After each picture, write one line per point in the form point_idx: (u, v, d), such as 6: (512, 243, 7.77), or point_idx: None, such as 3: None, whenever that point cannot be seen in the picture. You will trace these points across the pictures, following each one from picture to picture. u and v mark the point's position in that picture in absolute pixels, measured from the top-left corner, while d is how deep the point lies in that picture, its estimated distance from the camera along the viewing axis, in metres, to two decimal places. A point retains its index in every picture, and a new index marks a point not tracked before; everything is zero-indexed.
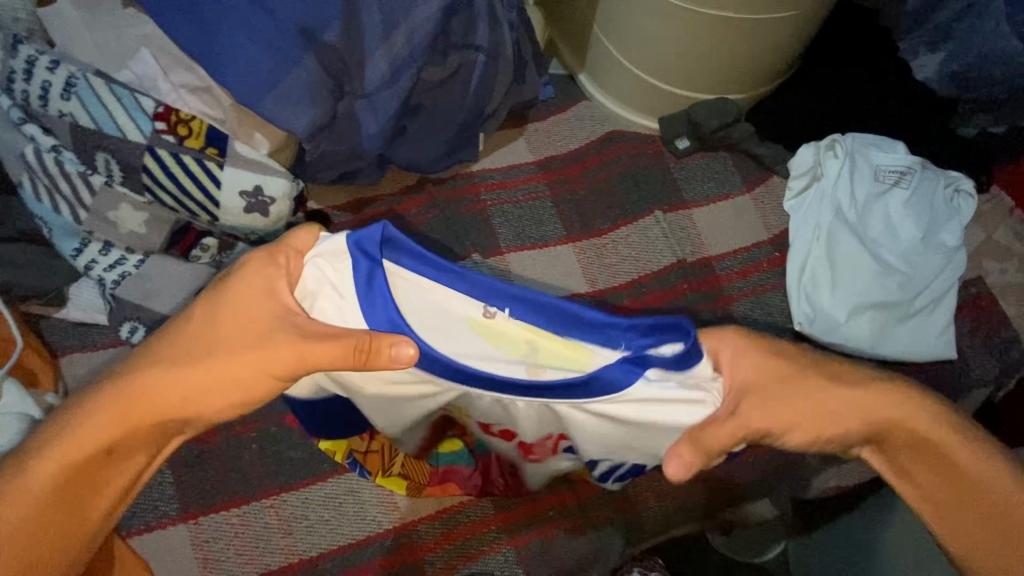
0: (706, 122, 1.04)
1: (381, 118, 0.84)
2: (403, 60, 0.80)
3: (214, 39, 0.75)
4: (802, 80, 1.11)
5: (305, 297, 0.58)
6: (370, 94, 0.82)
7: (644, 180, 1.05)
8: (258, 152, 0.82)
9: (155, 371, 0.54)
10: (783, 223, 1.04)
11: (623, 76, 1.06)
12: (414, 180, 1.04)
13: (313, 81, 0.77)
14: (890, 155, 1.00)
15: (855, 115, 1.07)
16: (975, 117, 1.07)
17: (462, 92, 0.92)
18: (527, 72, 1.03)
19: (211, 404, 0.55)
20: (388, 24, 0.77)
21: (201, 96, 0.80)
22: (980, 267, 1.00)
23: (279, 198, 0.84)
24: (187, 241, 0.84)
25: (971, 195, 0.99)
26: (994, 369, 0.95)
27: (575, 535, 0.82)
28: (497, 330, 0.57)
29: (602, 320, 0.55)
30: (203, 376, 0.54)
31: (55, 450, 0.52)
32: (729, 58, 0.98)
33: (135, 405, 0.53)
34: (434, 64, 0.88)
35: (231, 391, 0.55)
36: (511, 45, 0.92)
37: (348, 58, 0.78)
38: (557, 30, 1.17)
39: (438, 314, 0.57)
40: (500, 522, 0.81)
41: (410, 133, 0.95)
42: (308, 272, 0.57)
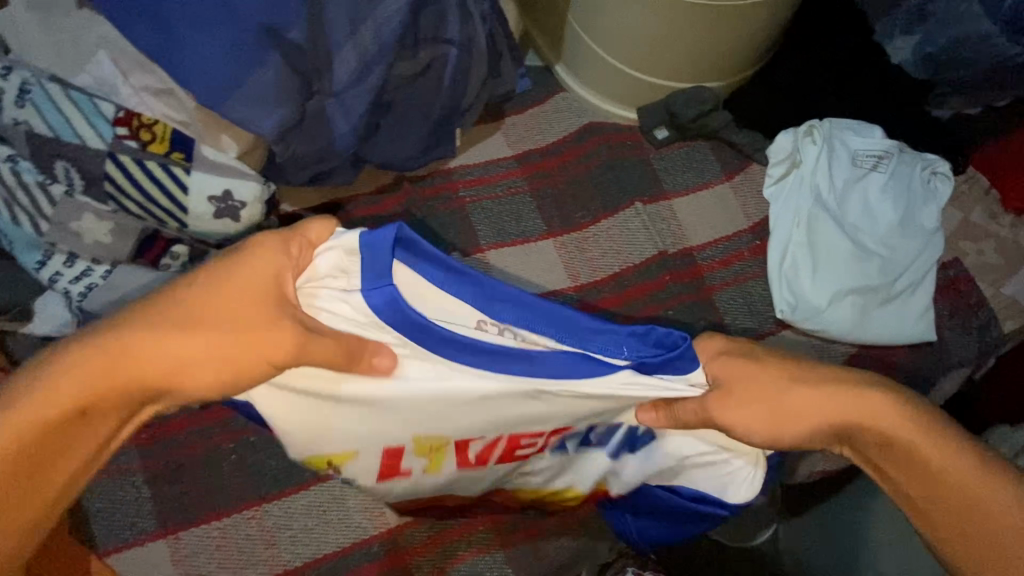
0: (684, 112, 1.03)
1: (352, 117, 0.82)
2: (372, 57, 0.78)
3: (173, 39, 0.72)
4: (779, 66, 1.10)
5: (307, 281, 0.56)
6: (339, 93, 0.80)
7: (624, 171, 1.04)
8: (227, 155, 0.80)
9: (149, 330, 0.47)
10: (763, 211, 1.04)
11: (599, 66, 1.05)
12: (391, 179, 1.02)
13: (279, 80, 0.75)
14: (867, 139, 1.00)
15: (832, 100, 1.07)
16: (950, 100, 1.09)
17: (436, 88, 0.90)
18: (503, 66, 1.01)
19: (197, 379, 0.49)
20: (354, 20, 0.75)
21: (164, 100, 0.77)
22: (958, 249, 1.00)
23: (250, 202, 0.82)
24: (155, 250, 0.80)
25: (948, 177, 1.00)
26: (972, 350, 0.96)
27: (564, 531, 0.82)
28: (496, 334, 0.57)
29: (606, 330, 0.57)
30: (201, 346, 0.48)
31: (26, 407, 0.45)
32: (706, 46, 0.97)
33: (123, 363, 0.47)
34: (405, 60, 0.86)
35: (223, 367, 0.49)
36: (484, 38, 0.90)
37: (314, 56, 0.76)
38: (532, 22, 1.15)
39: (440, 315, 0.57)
40: (487, 523, 0.81)
41: (383, 131, 0.93)
42: (319, 263, 0.55)
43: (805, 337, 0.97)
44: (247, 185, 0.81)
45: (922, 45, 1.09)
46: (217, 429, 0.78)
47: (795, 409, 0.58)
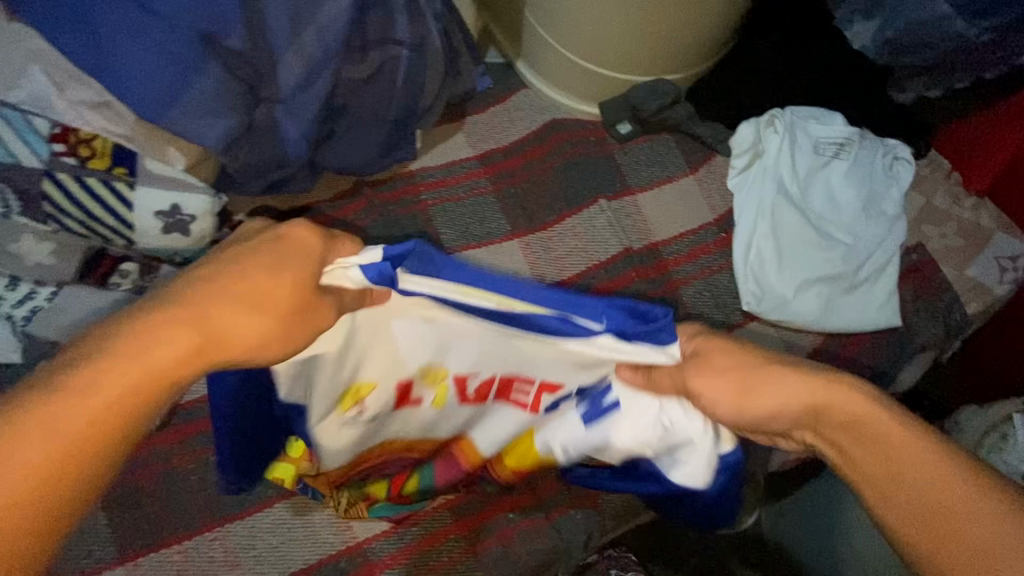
0: (644, 105, 1.03)
1: (302, 123, 0.80)
2: (318, 61, 0.76)
3: (106, 50, 0.69)
4: (742, 55, 1.09)
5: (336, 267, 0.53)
6: (287, 99, 0.78)
7: (588, 168, 1.03)
8: (173, 169, 0.77)
9: (231, 301, 0.46)
10: (728, 203, 1.03)
11: (559, 61, 1.03)
12: (351, 185, 1.00)
13: (220, 88, 0.73)
14: (829, 126, 1.00)
15: (794, 87, 1.07)
16: (912, 82, 1.06)
17: (390, 90, 0.88)
18: (461, 64, 0.99)
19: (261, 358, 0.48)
20: (296, 23, 0.73)
21: (102, 113, 0.73)
22: (921, 233, 1.01)
23: (199, 215, 0.80)
24: (103, 269, 0.79)
25: (909, 162, 1.00)
26: (938, 333, 0.97)
27: (535, 534, 0.81)
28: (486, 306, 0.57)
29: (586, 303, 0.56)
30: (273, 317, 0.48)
31: (87, 379, 0.40)
32: (663, 37, 0.96)
33: (203, 337, 0.44)
34: (355, 62, 0.83)
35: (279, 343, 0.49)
36: (437, 36, 0.88)
37: (257, 61, 0.74)
38: (492, 17, 1.13)
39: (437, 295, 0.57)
40: (458, 530, 0.81)
41: (339, 136, 0.90)
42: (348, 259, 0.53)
43: (773, 327, 0.97)
44: (197, 199, 0.79)
45: None
46: (176, 449, 0.77)
47: (763, 397, 0.57)
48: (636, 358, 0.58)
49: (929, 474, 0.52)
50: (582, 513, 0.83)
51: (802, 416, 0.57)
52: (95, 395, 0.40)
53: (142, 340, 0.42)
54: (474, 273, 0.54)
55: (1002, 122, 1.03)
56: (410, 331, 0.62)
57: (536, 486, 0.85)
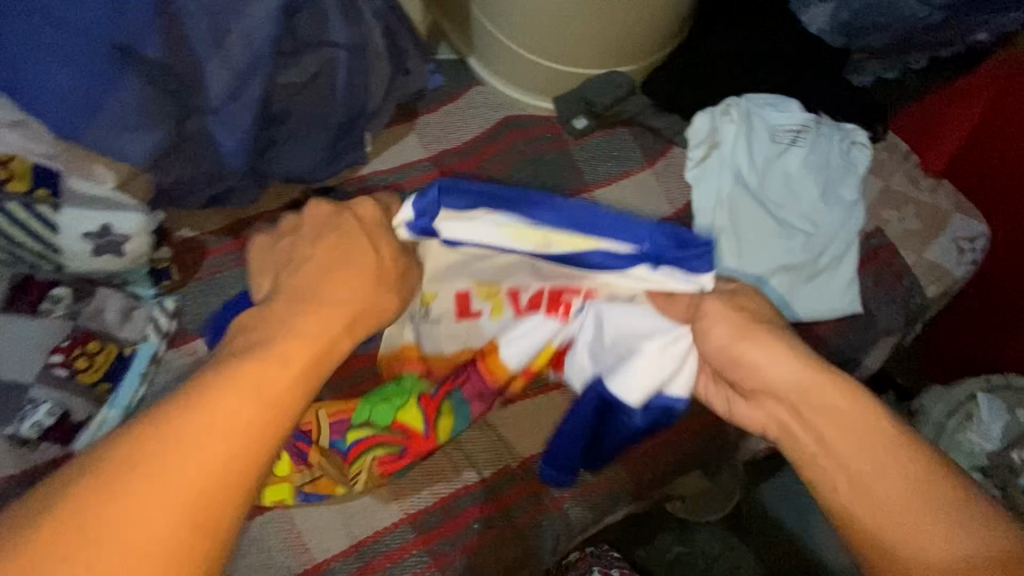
0: (599, 99, 1.00)
1: (234, 134, 0.76)
2: (246, 69, 0.72)
3: (14, 67, 0.66)
4: (697, 43, 1.07)
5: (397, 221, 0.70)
6: (217, 110, 0.74)
7: (545, 166, 1.01)
8: (103, 188, 0.75)
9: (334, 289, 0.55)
10: (687, 195, 1.00)
11: (510, 56, 1.01)
12: (298, 194, 0.95)
13: (141, 102, 0.69)
14: (785, 113, 0.99)
15: (751, 74, 1.05)
16: (868, 64, 1.09)
17: (330, 95, 0.84)
18: (409, 62, 0.96)
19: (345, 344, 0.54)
20: (217, 30, 0.70)
21: (18, 132, 0.71)
22: (879, 219, 1.00)
23: (134, 235, 0.77)
24: (32, 296, 0.75)
25: (866, 146, 1.00)
26: (898, 319, 0.96)
27: (503, 543, 0.82)
28: (525, 231, 0.73)
29: (621, 222, 0.72)
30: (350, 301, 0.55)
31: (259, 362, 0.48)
32: (613, 28, 0.94)
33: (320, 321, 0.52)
34: (289, 67, 0.80)
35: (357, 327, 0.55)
36: (377, 36, 0.84)
37: (180, 72, 0.71)
38: (442, 12, 1.10)
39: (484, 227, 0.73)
40: (420, 545, 0.80)
41: (280, 144, 0.87)
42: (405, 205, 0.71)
43: None
44: (129, 216, 0.76)
45: (838, 11, 1.07)
46: None
47: (764, 372, 0.58)
48: (666, 285, 0.72)
49: (906, 476, 0.50)
50: (548, 519, 0.84)
51: (785, 399, 0.57)
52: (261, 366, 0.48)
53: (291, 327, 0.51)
54: (504, 200, 0.73)
55: (969, 93, 1.03)
56: (480, 255, 0.79)
57: (500, 494, 0.84)
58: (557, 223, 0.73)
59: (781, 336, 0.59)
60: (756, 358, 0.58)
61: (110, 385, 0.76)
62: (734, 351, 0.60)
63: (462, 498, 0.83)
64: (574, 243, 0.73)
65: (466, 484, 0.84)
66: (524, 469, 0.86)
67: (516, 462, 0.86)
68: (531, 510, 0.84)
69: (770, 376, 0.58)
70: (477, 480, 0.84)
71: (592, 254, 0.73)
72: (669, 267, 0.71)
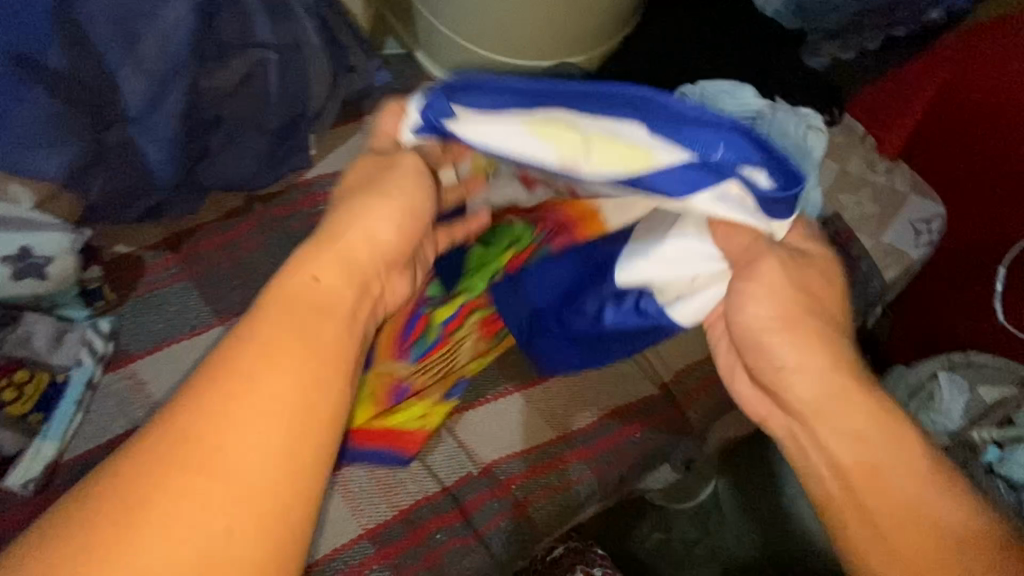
0: None
1: (160, 144, 0.73)
2: (164, 74, 0.69)
3: None
4: (648, 31, 1.05)
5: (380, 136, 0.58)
6: (139, 119, 0.71)
7: None
8: (18, 209, 0.70)
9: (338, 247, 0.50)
10: None
11: (458, 49, 0.98)
12: (240, 202, 0.90)
13: (47, 114, 0.65)
14: (739, 100, 0.97)
15: (707, 58, 1.03)
16: (824, 46, 1.08)
17: (263, 97, 0.81)
18: (352, 58, 0.92)
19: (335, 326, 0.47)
20: (128, 36, 0.66)
21: None
22: (837, 203, 0.99)
23: (58, 256, 0.73)
24: None
25: (822, 131, 0.98)
26: (859, 304, 0.95)
27: (466, 552, 0.80)
28: (559, 131, 0.50)
29: (709, 118, 0.46)
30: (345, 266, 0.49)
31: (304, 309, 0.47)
32: (559, 16, 0.91)
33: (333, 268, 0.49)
34: (215, 71, 0.76)
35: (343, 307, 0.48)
36: (311, 34, 0.81)
37: (91, 81, 0.67)
38: (387, 5, 1.06)
39: (500, 129, 0.50)
40: (382, 559, 0.78)
41: (214, 152, 0.83)
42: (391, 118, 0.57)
43: None
44: (51, 238, 0.72)
45: None
46: None
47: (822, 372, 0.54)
48: (733, 219, 0.51)
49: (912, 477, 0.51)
50: (512, 525, 0.83)
51: (798, 414, 0.54)
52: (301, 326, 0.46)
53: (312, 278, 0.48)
54: (520, 91, 0.49)
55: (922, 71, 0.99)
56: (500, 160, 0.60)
57: (464, 501, 0.83)
58: (606, 120, 0.49)
59: (812, 336, 0.53)
60: (785, 356, 0.54)
61: (43, 415, 0.72)
62: (759, 347, 0.55)
63: (422, 509, 0.82)
64: (620, 153, 0.49)
65: (426, 494, 0.82)
66: (486, 475, 0.84)
67: (477, 468, 0.85)
68: (496, 514, 0.83)
69: (820, 401, 0.53)
70: (438, 489, 0.83)
71: (647, 175, 0.49)
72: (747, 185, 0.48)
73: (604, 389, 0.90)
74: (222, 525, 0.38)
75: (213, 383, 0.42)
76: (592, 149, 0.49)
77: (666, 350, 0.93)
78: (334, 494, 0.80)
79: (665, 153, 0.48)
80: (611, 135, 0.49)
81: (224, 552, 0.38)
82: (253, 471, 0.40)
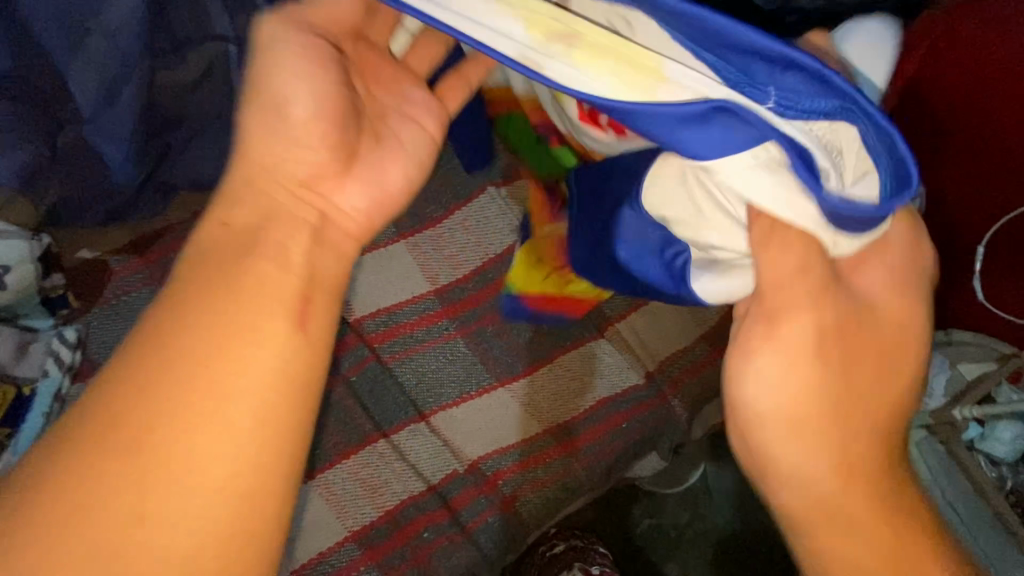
0: None
1: (120, 146, 0.69)
2: (117, 73, 0.65)
3: None
4: None
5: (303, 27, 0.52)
6: (94, 119, 0.68)
7: None
8: None
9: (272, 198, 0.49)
10: None
11: None
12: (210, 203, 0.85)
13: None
14: None
15: None
16: None
17: (225, 93, 0.77)
18: None
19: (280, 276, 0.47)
20: (72, 32, 0.63)
21: None
22: None
23: (18, 263, 0.72)
24: None
25: None
26: None
27: (454, 549, 0.80)
28: (576, 23, 0.39)
29: (780, 61, 0.39)
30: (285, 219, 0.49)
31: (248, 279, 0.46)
32: None
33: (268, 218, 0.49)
34: (171, 67, 0.73)
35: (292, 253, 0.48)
36: None
37: (41, 82, 0.65)
38: None
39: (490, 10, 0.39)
40: (368, 560, 0.78)
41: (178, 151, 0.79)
42: None
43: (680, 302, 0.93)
44: (9, 245, 0.71)
45: None
46: None
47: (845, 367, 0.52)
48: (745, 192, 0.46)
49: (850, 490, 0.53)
50: (499, 519, 0.83)
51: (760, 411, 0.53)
52: (247, 297, 0.46)
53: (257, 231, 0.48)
54: None
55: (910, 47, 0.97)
56: None
57: (451, 498, 0.82)
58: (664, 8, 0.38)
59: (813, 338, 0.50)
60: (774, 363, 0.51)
61: (10, 429, 0.71)
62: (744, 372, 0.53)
63: (407, 510, 0.80)
64: (640, 72, 0.39)
65: (412, 494, 0.81)
66: (473, 472, 0.83)
67: (463, 465, 0.84)
68: (483, 511, 0.82)
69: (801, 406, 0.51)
70: (424, 488, 0.82)
71: (669, 109, 0.40)
72: (783, 145, 0.41)
73: (589, 380, 0.89)
74: (225, 464, 0.41)
75: (158, 350, 0.43)
76: (604, 57, 0.39)
77: (649, 338, 0.92)
78: (317, 498, 0.78)
79: (713, 83, 0.40)
80: (635, 42, 0.39)
81: (225, 517, 0.41)
82: (224, 424, 0.42)
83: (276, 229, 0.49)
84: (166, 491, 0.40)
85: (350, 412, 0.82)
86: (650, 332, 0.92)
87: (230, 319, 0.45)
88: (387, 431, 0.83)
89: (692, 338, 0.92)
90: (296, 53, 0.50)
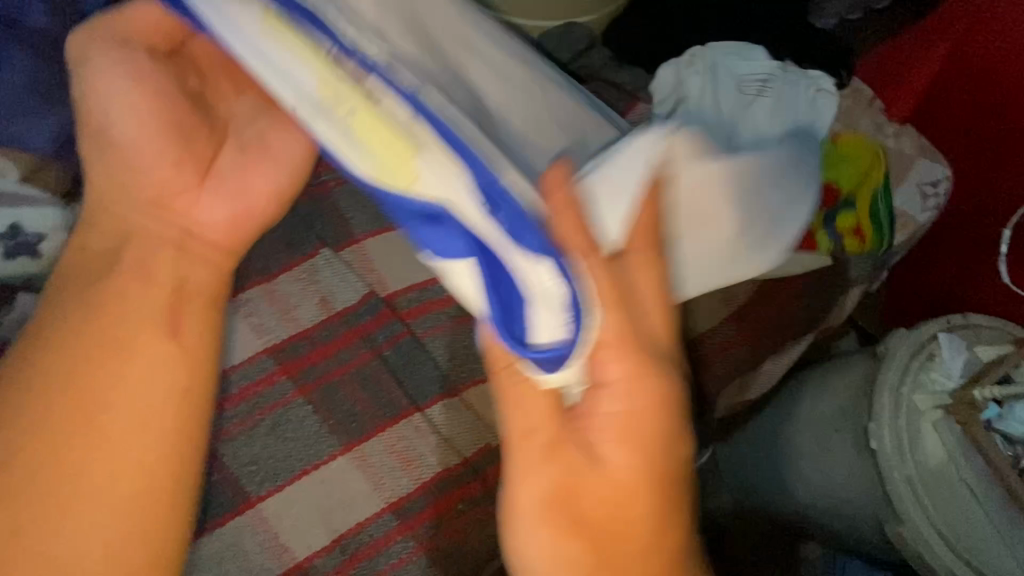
0: (558, 53, 0.97)
1: None
2: None
3: None
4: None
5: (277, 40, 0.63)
6: None
7: None
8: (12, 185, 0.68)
9: (129, 220, 0.60)
10: None
11: None
12: None
13: None
14: (749, 62, 0.96)
15: (715, 21, 1.01)
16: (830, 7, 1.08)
17: None
18: None
19: (145, 295, 0.58)
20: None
21: None
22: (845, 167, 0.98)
23: (50, 232, 0.69)
24: None
25: (832, 93, 0.97)
26: (866, 266, 0.97)
27: (488, 522, 0.78)
28: (346, 102, 0.47)
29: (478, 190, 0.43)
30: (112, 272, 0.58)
31: (105, 311, 0.56)
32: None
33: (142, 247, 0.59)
34: None
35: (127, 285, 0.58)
36: None
37: None
38: None
39: (276, 54, 0.49)
40: (405, 531, 0.77)
41: None
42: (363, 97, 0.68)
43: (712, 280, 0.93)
44: (41, 213, 0.69)
45: None
46: None
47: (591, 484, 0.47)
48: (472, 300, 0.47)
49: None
50: None
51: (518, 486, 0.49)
52: (115, 319, 0.56)
53: (123, 279, 0.58)
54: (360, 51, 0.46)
55: (925, 32, 1.00)
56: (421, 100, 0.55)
57: (487, 472, 0.81)
58: (406, 110, 0.44)
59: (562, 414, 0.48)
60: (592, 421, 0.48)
61: None
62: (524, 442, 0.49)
63: (441, 486, 0.79)
64: (397, 151, 0.45)
65: (447, 467, 0.80)
66: None
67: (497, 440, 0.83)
68: None
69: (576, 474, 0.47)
70: (459, 462, 0.81)
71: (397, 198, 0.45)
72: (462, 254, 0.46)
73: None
74: (125, 463, 0.53)
75: (58, 387, 0.53)
76: (358, 134, 0.47)
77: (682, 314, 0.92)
78: (353, 471, 0.78)
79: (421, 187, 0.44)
80: (384, 124, 0.45)
81: (129, 515, 0.52)
82: (106, 441, 0.53)
83: (137, 243, 0.60)
84: (59, 502, 0.50)
85: (288, 432, 0.79)
86: (680, 313, 0.92)
87: (94, 350, 0.55)
88: (422, 406, 0.82)
89: (719, 319, 0.94)
90: (134, 90, 0.59)
